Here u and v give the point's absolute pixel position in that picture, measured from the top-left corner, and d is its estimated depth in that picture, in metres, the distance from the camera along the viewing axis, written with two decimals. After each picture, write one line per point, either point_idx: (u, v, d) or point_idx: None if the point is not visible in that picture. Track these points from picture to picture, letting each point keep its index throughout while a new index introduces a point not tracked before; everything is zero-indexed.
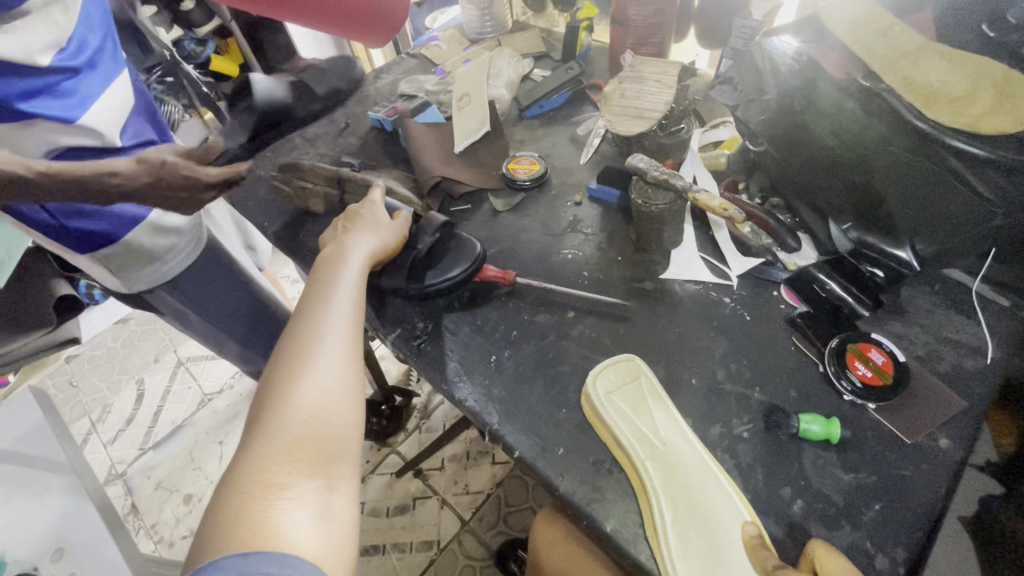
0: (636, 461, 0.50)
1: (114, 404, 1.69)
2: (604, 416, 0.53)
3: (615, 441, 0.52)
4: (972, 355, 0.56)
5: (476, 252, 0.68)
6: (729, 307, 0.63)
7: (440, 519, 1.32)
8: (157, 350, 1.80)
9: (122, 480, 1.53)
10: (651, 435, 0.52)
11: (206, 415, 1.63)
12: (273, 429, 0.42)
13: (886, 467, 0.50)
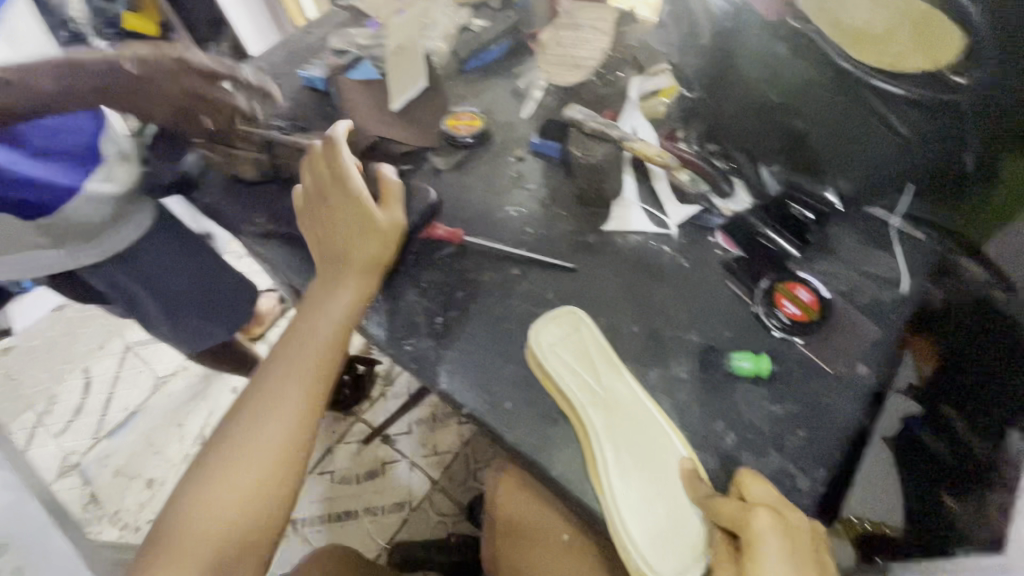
0: (579, 413, 0.52)
1: (60, 395, 1.61)
2: (551, 373, 0.54)
3: (562, 397, 0.54)
4: (890, 287, 0.60)
5: (432, 200, 0.70)
6: (667, 255, 0.65)
7: (410, 481, 1.35)
8: (102, 336, 1.71)
9: (77, 470, 1.48)
10: (593, 386, 0.53)
11: (161, 399, 1.58)
12: (252, 431, 0.54)
13: (811, 395, 0.53)
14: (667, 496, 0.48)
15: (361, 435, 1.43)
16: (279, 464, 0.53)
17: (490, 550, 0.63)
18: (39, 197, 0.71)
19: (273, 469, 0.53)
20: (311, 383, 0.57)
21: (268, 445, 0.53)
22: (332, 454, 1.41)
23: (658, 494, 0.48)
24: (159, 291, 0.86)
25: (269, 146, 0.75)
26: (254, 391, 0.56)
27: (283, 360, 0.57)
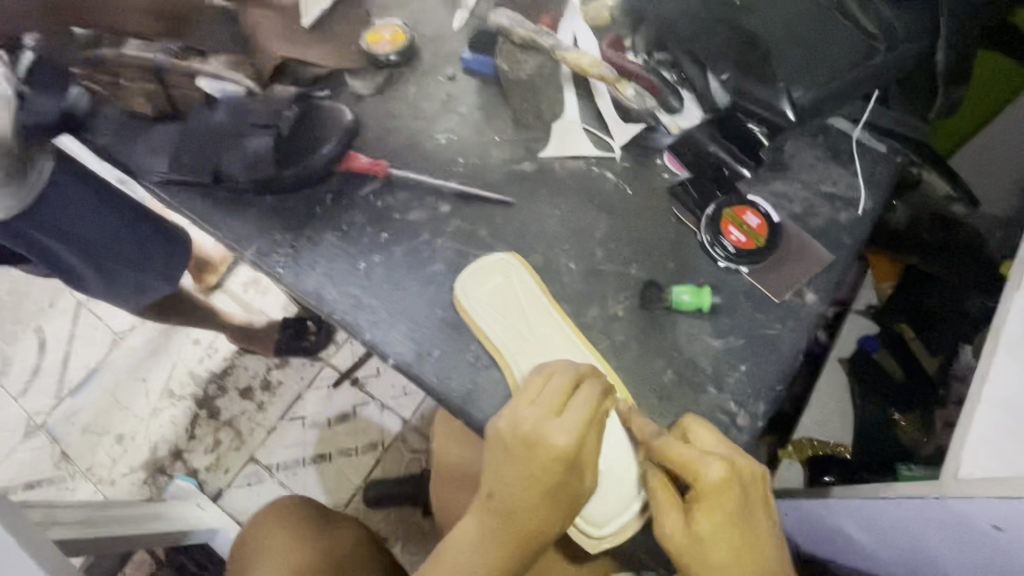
0: (565, 470, 0.41)
1: (13, 356, 1.48)
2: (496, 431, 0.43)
3: (532, 468, 0.41)
4: (846, 207, 0.55)
5: (347, 121, 0.62)
6: (610, 182, 0.59)
7: (382, 421, 1.35)
8: (50, 293, 1.54)
9: (44, 430, 1.39)
10: (538, 424, 0.42)
11: (123, 355, 1.45)
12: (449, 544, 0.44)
13: (755, 327, 0.50)
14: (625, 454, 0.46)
15: (329, 380, 1.39)
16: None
17: (436, 500, 0.63)
18: None
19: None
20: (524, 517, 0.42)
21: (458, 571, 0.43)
22: (302, 400, 1.37)
23: (621, 454, 0.45)
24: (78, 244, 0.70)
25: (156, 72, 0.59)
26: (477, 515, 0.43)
27: (501, 471, 0.43)
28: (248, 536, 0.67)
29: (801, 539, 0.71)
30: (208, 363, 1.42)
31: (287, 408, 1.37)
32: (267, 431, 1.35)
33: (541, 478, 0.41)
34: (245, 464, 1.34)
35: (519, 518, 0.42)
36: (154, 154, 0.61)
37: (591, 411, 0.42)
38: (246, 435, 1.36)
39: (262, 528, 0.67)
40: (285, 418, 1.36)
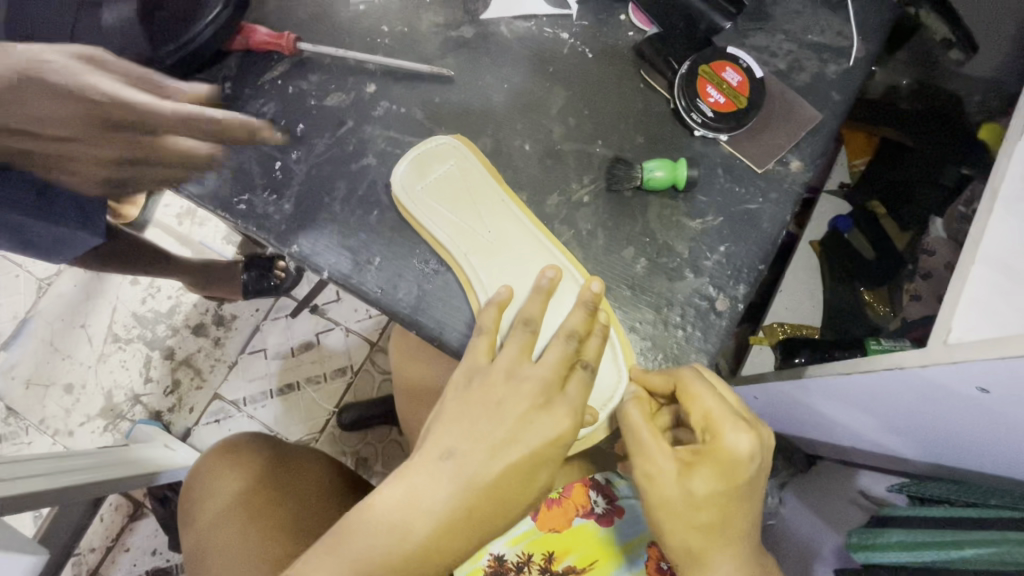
0: (553, 451, 0.37)
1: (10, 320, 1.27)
2: (482, 386, 0.38)
3: (513, 435, 0.36)
4: (835, 59, 0.48)
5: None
6: (567, 45, 0.49)
7: (348, 347, 1.28)
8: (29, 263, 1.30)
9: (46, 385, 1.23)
10: (538, 389, 0.37)
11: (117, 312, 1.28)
12: (364, 509, 0.35)
13: (736, 203, 0.45)
14: (610, 346, 0.42)
15: (287, 309, 1.29)
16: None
17: (404, 418, 0.58)
18: None
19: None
20: (477, 501, 0.35)
21: (376, 545, 0.34)
22: (262, 333, 1.28)
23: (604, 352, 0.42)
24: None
25: None
26: (416, 468, 0.36)
27: (464, 437, 0.36)
28: (197, 475, 0.62)
29: (767, 410, 0.75)
30: (152, 303, 1.30)
31: (247, 341, 1.28)
32: (229, 366, 1.26)
33: (525, 456, 0.36)
34: (211, 402, 1.25)
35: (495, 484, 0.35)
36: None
37: (590, 379, 0.39)
38: (207, 372, 1.27)
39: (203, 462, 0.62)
40: (246, 353, 1.27)
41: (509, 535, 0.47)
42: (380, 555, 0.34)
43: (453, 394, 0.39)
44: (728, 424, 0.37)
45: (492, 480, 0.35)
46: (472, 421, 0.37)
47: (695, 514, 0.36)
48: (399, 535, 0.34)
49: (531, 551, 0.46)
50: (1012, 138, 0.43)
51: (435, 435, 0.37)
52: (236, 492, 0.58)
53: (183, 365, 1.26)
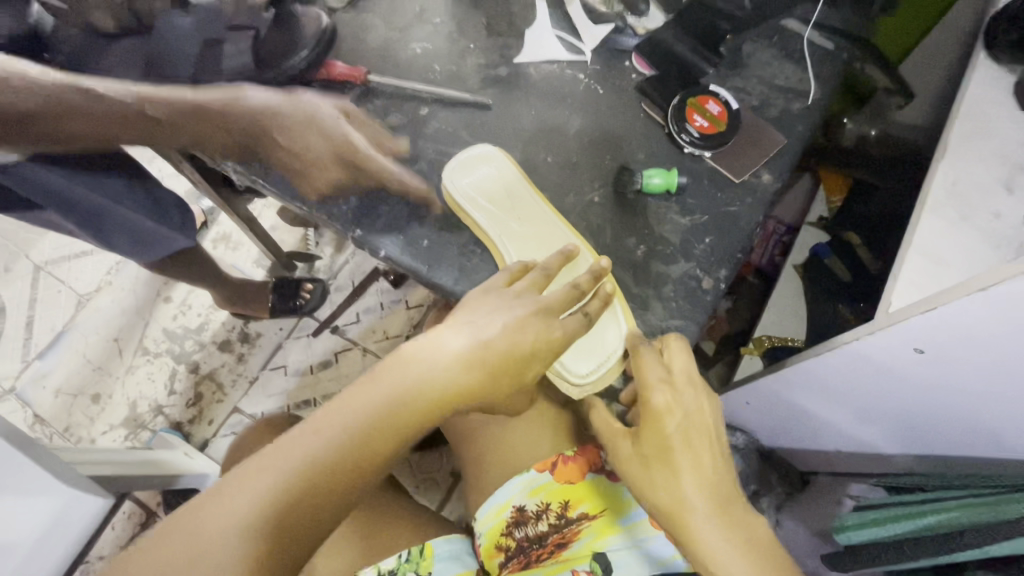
0: (546, 340, 0.47)
1: (67, 331, 1.42)
2: (497, 289, 0.48)
3: (520, 317, 0.46)
4: (798, 98, 0.60)
5: (323, 27, 0.62)
6: (583, 83, 0.62)
7: (364, 366, 1.36)
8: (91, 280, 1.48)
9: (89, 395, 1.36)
10: (542, 298, 0.48)
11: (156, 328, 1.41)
12: (400, 356, 0.44)
13: (718, 206, 0.55)
14: (613, 314, 0.51)
15: (309, 329, 1.39)
16: (405, 416, 0.43)
17: None
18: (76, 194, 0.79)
19: (393, 419, 0.42)
20: (491, 357, 0.45)
21: (411, 377, 0.43)
22: (283, 350, 1.38)
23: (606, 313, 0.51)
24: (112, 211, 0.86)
25: None
26: (443, 332, 0.45)
27: (483, 314, 0.46)
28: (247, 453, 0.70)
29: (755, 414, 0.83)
30: (183, 319, 1.43)
31: (269, 358, 1.38)
32: (250, 382, 1.36)
33: (528, 333, 0.46)
34: (229, 415, 1.34)
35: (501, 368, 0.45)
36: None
37: (587, 316, 0.49)
38: (228, 386, 1.36)
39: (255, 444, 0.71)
40: (267, 368, 1.37)
41: (528, 487, 0.56)
42: (405, 393, 0.43)
43: (473, 299, 0.48)
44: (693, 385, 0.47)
45: (503, 343, 0.45)
46: (487, 307, 0.47)
47: (642, 460, 0.45)
48: (429, 373, 0.44)
49: (549, 500, 0.56)
50: (937, 155, 0.53)
51: (454, 312, 0.47)
52: None
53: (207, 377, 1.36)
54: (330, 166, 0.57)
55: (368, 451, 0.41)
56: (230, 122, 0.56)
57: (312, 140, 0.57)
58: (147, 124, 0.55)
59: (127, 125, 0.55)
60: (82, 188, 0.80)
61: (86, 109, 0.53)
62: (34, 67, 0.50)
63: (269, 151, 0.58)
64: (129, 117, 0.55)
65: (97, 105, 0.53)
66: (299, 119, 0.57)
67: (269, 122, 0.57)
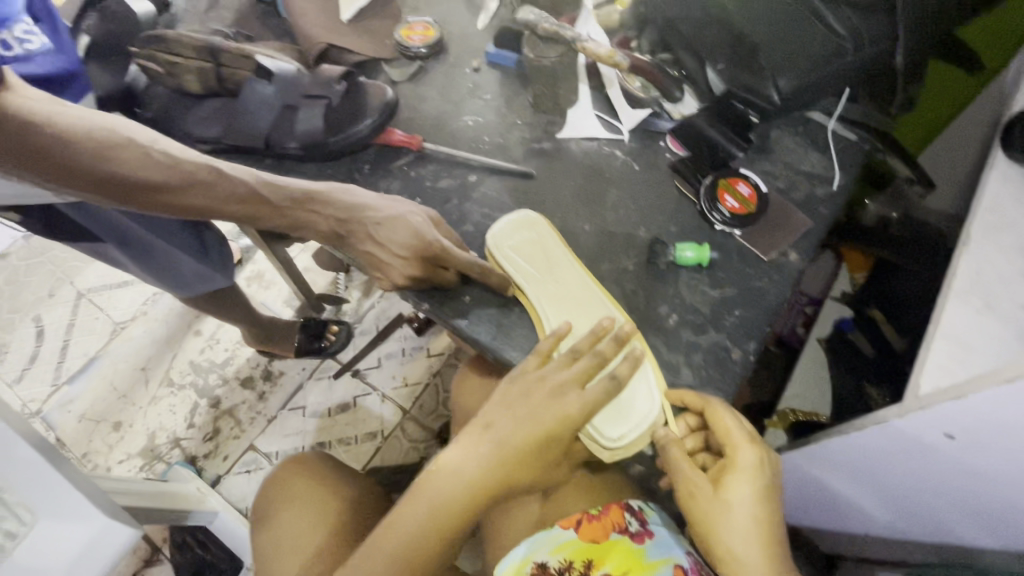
0: (567, 421, 0.50)
1: (98, 357, 1.47)
2: (519, 383, 0.51)
3: (536, 412, 0.50)
4: (823, 184, 0.64)
5: (387, 98, 0.69)
6: (620, 159, 0.67)
7: (382, 412, 1.36)
8: (129, 308, 1.55)
9: (111, 423, 1.38)
10: (558, 380, 0.50)
11: (186, 358, 1.46)
12: (433, 472, 0.50)
13: (747, 280, 0.58)
14: (647, 379, 0.53)
15: (331, 371, 1.41)
16: (445, 527, 0.48)
17: None
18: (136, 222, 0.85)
19: (436, 537, 0.48)
20: (513, 461, 0.49)
21: (445, 493, 0.49)
22: (304, 390, 1.40)
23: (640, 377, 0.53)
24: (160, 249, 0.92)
25: (211, 53, 0.70)
26: (471, 441, 0.50)
27: (502, 418, 0.51)
28: (272, 482, 0.74)
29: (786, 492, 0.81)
30: (210, 353, 1.47)
31: (289, 398, 1.40)
32: (267, 420, 1.37)
33: (547, 423, 0.49)
34: (244, 453, 1.34)
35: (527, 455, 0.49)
36: (211, 125, 0.71)
37: (608, 374, 0.51)
38: (246, 423, 1.37)
39: (279, 474, 0.74)
40: (286, 409, 1.38)
41: (552, 544, 0.56)
42: (447, 495, 0.49)
43: (502, 390, 0.52)
44: (744, 449, 0.49)
45: (522, 445, 0.49)
46: (507, 407, 0.51)
47: (722, 513, 0.48)
48: (460, 485, 0.49)
49: (572, 559, 0.55)
50: (962, 246, 0.55)
51: (480, 418, 0.52)
52: (306, 498, 0.69)
53: (226, 411, 1.38)
54: (414, 261, 0.56)
55: (421, 558, 0.48)
56: (325, 211, 0.60)
57: (399, 237, 0.57)
58: (254, 206, 0.59)
59: (237, 206, 0.59)
60: (145, 226, 0.87)
61: (209, 183, 0.58)
62: (182, 151, 0.58)
63: (357, 242, 0.60)
64: (241, 198, 0.59)
65: (220, 182, 0.58)
66: (393, 220, 0.58)
67: (363, 215, 0.59)
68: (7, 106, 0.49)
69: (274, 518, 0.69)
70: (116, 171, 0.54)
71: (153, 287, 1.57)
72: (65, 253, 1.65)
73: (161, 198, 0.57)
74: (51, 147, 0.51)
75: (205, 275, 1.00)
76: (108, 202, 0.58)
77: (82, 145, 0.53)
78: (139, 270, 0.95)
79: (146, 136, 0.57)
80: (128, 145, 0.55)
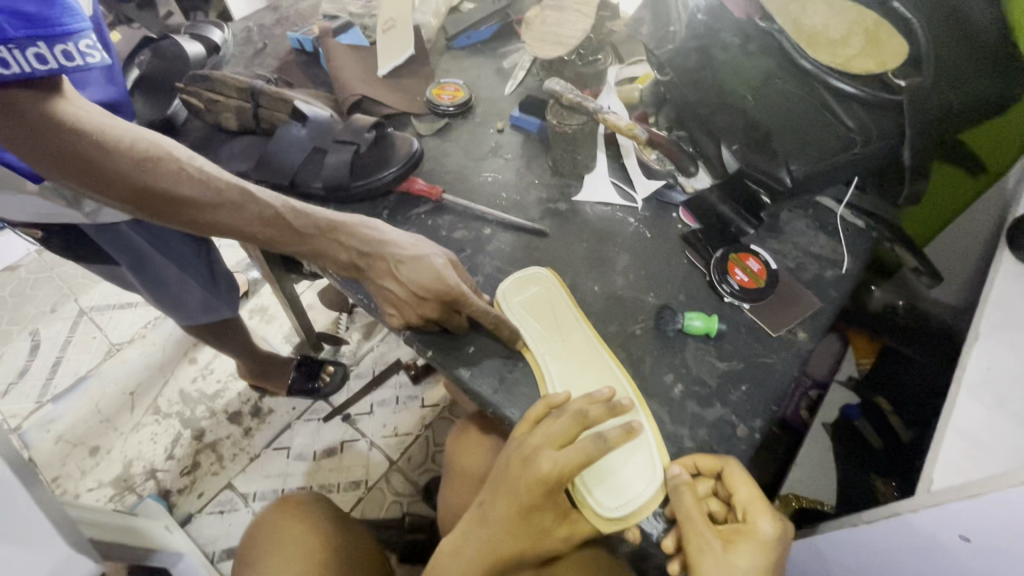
0: (545, 491, 0.45)
1: (88, 376, 1.45)
2: (505, 456, 0.49)
3: (516, 486, 0.47)
4: (832, 266, 0.64)
5: (413, 150, 0.71)
6: (633, 226, 0.68)
7: (368, 460, 1.31)
8: (128, 330, 1.54)
9: (90, 447, 1.34)
10: (534, 448, 0.47)
11: (176, 386, 1.43)
12: (444, 556, 0.51)
13: (754, 355, 0.57)
14: (648, 445, 0.50)
15: (321, 413, 1.38)
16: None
17: (455, 501, 0.70)
18: (150, 242, 0.87)
19: None
20: (503, 546, 0.47)
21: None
22: (290, 431, 1.36)
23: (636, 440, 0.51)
24: (168, 273, 0.92)
25: (252, 95, 0.74)
26: (468, 524, 0.50)
27: (492, 500, 0.49)
28: (258, 527, 0.72)
29: None
30: (201, 383, 1.44)
31: (274, 437, 1.35)
32: (249, 459, 1.32)
33: (524, 497, 0.46)
34: (220, 491, 1.28)
35: (508, 532, 0.47)
36: (241, 161, 0.73)
37: (597, 434, 0.47)
38: (227, 460, 1.32)
39: (265, 518, 0.73)
40: (270, 448, 1.34)
41: None
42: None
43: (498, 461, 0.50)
44: (760, 515, 0.45)
45: (509, 523, 0.47)
46: (496, 486, 0.49)
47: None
48: (462, 570, 0.49)
49: None
50: (970, 339, 0.55)
51: (478, 497, 0.51)
52: (290, 542, 0.68)
53: (209, 445, 1.34)
54: (432, 302, 0.57)
55: None
56: (348, 242, 0.61)
57: (423, 277, 0.57)
58: (280, 229, 0.60)
59: (261, 228, 0.59)
60: (161, 251, 0.89)
61: (237, 203, 0.58)
62: (217, 170, 0.59)
63: (377, 277, 0.60)
64: (267, 219, 0.59)
65: (249, 204, 0.59)
66: (416, 260, 0.59)
67: (385, 250, 0.60)
68: (59, 114, 0.51)
69: (255, 564, 0.67)
70: (151, 182, 0.55)
71: (156, 311, 1.57)
72: (75, 270, 1.66)
73: (189, 213, 0.58)
74: (93, 153, 0.53)
75: (214, 298, 1.00)
76: (139, 214, 0.59)
77: (124, 155, 0.54)
78: (144, 293, 0.95)
79: (186, 153, 0.59)
80: (167, 159, 0.56)
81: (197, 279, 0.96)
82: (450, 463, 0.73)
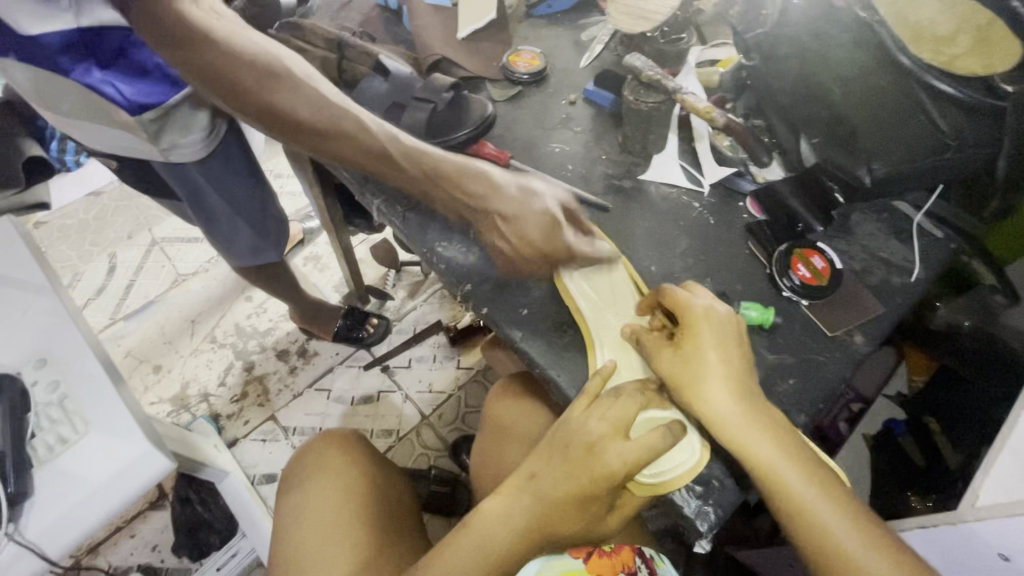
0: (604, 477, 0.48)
1: (156, 300, 1.57)
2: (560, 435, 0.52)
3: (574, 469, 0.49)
4: (901, 273, 0.62)
5: (486, 115, 0.73)
6: (697, 211, 0.68)
7: (402, 411, 1.37)
8: (193, 262, 1.65)
9: (152, 363, 1.45)
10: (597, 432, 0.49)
11: (232, 318, 1.53)
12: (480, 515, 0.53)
13: (807, 352, 0.57)
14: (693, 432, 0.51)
15: (362, 361, 1.45)
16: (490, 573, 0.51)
17: (488, 453, 0.74)
18: (206, 180, 0.91)
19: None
20: (552, 518, 0.49)
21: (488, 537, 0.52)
22: (333, 374, 1.44)
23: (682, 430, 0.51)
24: (228, 210, 0.97)
25: (339, 46, 0.77)
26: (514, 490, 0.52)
27: (545, 469, 0.52)
28: (306, 451, 0.78)
29: None
30: (255, 320, 1.53)
31: (317, 378, 1.43)
32: (293, 395, 1.41)
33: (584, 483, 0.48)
34: (263, 421, 1.37)
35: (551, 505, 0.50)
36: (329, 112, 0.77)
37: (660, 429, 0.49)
38: (273, 393, 1.41)
39: (315, 446, 0.78)
40: (312, 388, 1.42)
41: None
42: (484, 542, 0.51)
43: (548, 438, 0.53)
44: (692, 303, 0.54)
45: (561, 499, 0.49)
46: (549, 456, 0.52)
47: (694, 370, 0.51)
48: (505, 533, 0.51)
49: None
50: None
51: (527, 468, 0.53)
52: (337, 467, 0.74)
53: (257, 378, 1.43)
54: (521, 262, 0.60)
55: None
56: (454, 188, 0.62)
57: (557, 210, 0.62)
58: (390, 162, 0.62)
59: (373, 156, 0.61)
60: (218, 193, 0.94)
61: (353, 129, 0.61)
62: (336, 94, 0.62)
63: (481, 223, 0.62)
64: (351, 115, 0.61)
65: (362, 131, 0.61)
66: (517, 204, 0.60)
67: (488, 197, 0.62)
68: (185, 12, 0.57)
69: (302, 484, 0.73)
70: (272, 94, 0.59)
71: None
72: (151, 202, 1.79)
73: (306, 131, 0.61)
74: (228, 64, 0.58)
75: (263, 241, 1.05)
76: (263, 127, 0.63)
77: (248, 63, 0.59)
78: (200, 228, 1.00)
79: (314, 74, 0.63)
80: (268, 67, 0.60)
81: (255, 219, 1.01)
82: (490, 418, 0.77)
